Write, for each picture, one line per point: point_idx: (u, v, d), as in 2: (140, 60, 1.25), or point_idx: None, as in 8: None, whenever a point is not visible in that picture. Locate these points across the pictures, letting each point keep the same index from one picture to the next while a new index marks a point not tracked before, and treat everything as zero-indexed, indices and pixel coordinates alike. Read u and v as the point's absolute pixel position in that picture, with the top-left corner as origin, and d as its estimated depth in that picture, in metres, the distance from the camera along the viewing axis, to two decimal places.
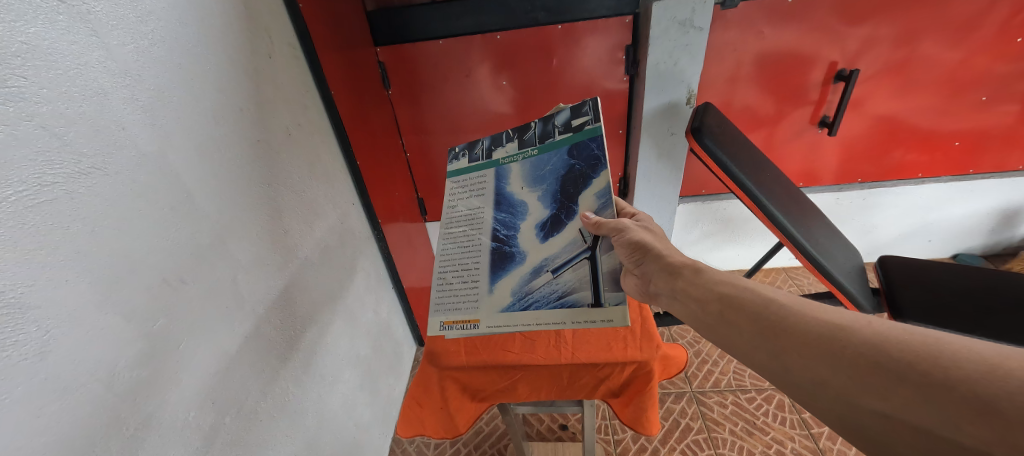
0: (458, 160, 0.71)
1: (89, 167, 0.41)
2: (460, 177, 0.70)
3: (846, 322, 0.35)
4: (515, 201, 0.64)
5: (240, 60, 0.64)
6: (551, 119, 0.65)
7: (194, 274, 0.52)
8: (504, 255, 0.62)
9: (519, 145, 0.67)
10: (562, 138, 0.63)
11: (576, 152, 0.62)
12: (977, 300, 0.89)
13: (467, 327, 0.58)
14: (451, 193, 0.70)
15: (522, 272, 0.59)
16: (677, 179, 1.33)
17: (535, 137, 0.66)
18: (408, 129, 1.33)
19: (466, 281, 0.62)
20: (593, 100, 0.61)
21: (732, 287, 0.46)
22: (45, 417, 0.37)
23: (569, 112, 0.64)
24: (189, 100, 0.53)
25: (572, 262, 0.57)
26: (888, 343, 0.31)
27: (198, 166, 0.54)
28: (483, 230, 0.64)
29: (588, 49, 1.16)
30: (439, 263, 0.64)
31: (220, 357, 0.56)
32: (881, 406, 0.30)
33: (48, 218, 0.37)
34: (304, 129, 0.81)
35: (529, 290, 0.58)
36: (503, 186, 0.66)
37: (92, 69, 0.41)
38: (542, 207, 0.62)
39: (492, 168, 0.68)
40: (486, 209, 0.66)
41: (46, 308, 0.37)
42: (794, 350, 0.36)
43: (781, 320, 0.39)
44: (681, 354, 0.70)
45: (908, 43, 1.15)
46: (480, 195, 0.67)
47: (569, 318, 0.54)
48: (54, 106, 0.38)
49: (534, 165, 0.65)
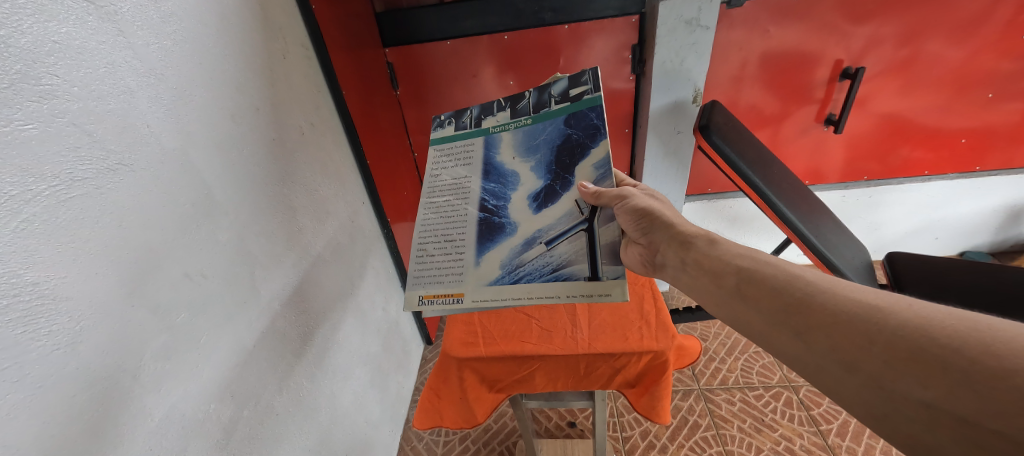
0: (444, 127, 0.70)
1: (116, 163, 0.42)
2: (445, 144, 0.69)
3: (883, 306, 0.34)
4: (507, 171, 0.64)
5: (257, 60, 0.65)
6: (547, 89, 0.66)
7: (214, 269, 0.54)
8: (493, 228, 0.61)
9: (512, 114, 0.67)
10: (558, 107, 0.64)
11: (573, 121, 0.62)
12: (988, 295, 0.89)
13: (450, 302, 0.57)
14: (434, 160, 0.68)
15: (514, 244, 0.59)
16: (683, 177, 1.33)
17: (529, 106, 0.66)
18: (415, 130, 1.34)
19: (448, 253, 0.60)
20: (593, 69, 0.62)
21: (754, 262, 0.46)
22: (80, 405, 0.38)
23: (566, 83, 0.65)
24: (209, 99, 0.55)
25: (567, 234, 0.57)
26: (932, 331, 0.30)
27: (218, 165, 0.55)
28: (469, 201, 0.63)
29: (595, 50, 1.17)
30: (421, 233, 0.62)
31: (238, 351, 0.57)
32: (924, 394, 0.29)
33: (79, 212, 0.38)
34: (317, 128, 0.83)
35: (520, 263, 0.57)
36: (492, 155, 0.66)
37: (119, 68, 0.43)
38: (535, 177, 0.62)
39: (480, 137, 0.68)
40: (472, 179, 0.65)
41: (78, 301, 0.38)
42: (827, 334, 0.35)
43: (811, 299, 0.38)
44: (696, 343, 0.70)
45: (911, 42, 1.16)
46: (467, 164, 0.66)
47: (561, 291, 0.54)
48: (85, 104, 0.39)
49: (526, 135, 0.65)
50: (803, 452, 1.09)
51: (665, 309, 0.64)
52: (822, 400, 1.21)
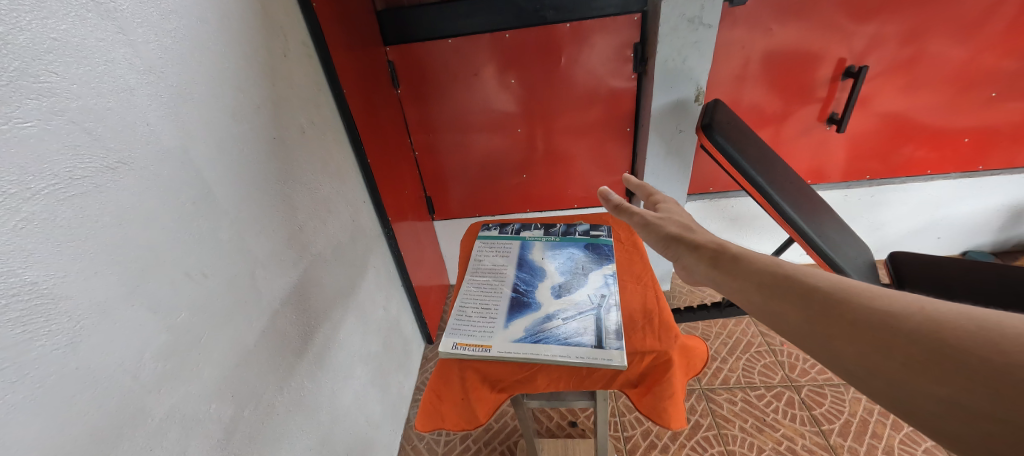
0: (489, 231, 0.84)
1: (116, 162, 0.42)
2: (490, 241, 0.80)
3: (899, 303, 0.29)
4: (536, 267, 0.72)
5: (257, 59, 0.65)
6: (573, 227, 0.82)
7: (214, 268, 0.53)
8: (522, 303, 0.64)
9: (545, 232, 0.81)
10: (580, 237, 0.79)
11: (592, 248, 0.75)
12: (990, 295, 0.89)
13: (479, 352, 0.56)
14: (478, 252, 0.78)
15: (537, 316, 0.61)
16: (685, 176, 1.33)
17: (558, 231, 0.81)
18: (417, 129, 1.34)
19: (483, 316, 0.62)
20: (607, 229, 0.80)
21: (755, 261, 0.41)
22: (79, 405, 0.38)
23: (589, 226, 0.82)
24: (209, 97, 0.54)
25: (580, 314, 0.60)
26: (956, 329, 0.25)
27: (218, 163, 0.55)
28: (505, 283, 0.69)
29: (596, 49, 1.16)
30: (462, 301, 0.66)
31: (238, 351, 0.57)
32: (951, 394, 0.24)
33: (78, 211, 0.38)
34: (317, 126, 0.82)
35: (540, 329, 0.58)
36: (526, 254, 0.75)
37: (118, 66, 0.42)
38: (559, 275, 0.69)
39: (518, 241, 0.79)
40: (508, 267, 0.73)
41: (78, 300, 0.38)
42: (834, 335, 0.31)
43: (815, 298, 0.33)
44: (701, 346, 0.63)
45: (914, 41, 1.16)
46: (506, 256, 0.75)
47: (576, 353, 0.54)
48: (84, 102, 0.39)
49: (554, 246, 0.77)
50: (805, 452, 1.09)
51: (667, 308, 0.60)
52: (824, 399, 1.21)
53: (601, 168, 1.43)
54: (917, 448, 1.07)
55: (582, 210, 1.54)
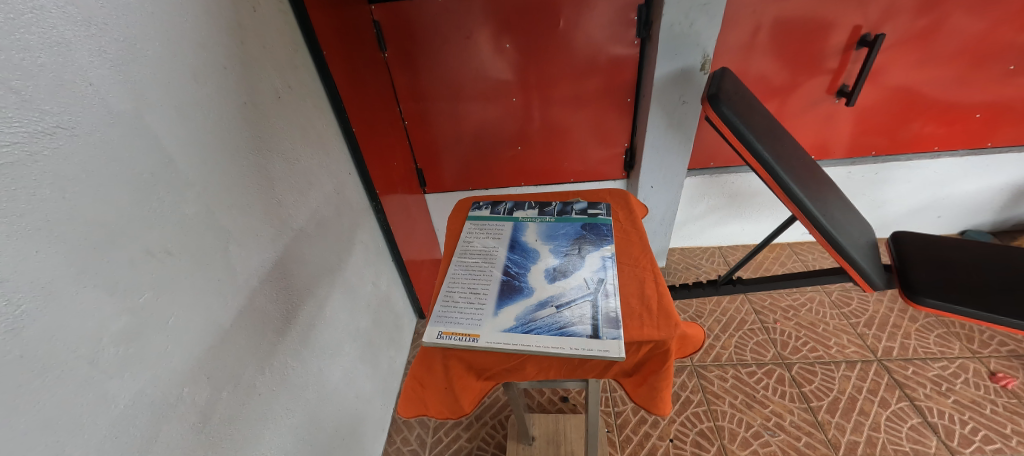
0: (481, 211, 0.80)
1: (53, 125, 0.37)
2: (480, 222, 0.76)
3: None
4: (529, 248, 0.68)
5: (220, 13, 0.58)
6: (570, 205, 0.78)
7: (180, 246, 0.49)
8: (513, 288, 0.61)
9: (539, 212, 0.77)
10: (576, 216, 0.75)
11: (588, 228, 0.71)
12: (995, 275, 0.84)
13: (466, 342, 0.53)
14: (468, 232, 0.74)
15: (528, 302, 0.58)
16: (686, 150, 1.28)
17: (553, 210, 0.77)
18: (406, 97, 1.27)
19: (472, 302, 0.59)
20: (605, 206, 0.77)
21: None
22: (26, 396, 0.34)
23: (586, 204, 0.78)
24: (164, 56, 0.48)
25: (575, 302, 0.57)
26: None
27: (179, 130, 0.50)
28: (495, 265, 0.66)
29: (598, 12, 1.08)
30: (449, 285, 0.63)
31: (212, 333, 0.54)
32: None
33: (10, 182, 0.33)
34: (294, 91, 0.76)
35: (531, 319, 0.55)
36: (519, 235, 0.72)
37: (50, 14, 0.37)
38: (553, 257, 0.66)
39: (511, 222, 0.76)
40: (499, 249, 0.69)
41: (14, 283, 0.33)
42: None
43: None
44: (699, 332, 0.61)
45: (937, 8, 1.08)
46: (497, 237, 0.72)
47: (570, 344, 0.51)
48: (7, 55, 0.33)
49: (548, 227, 0.73)
50: (793, 427, 1.11)
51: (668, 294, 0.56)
52: (814, 377, 1.22)
53: (599, 141, 1.38)
54: (903, 426, 1.09)
55: (579, 184, 1.50)
